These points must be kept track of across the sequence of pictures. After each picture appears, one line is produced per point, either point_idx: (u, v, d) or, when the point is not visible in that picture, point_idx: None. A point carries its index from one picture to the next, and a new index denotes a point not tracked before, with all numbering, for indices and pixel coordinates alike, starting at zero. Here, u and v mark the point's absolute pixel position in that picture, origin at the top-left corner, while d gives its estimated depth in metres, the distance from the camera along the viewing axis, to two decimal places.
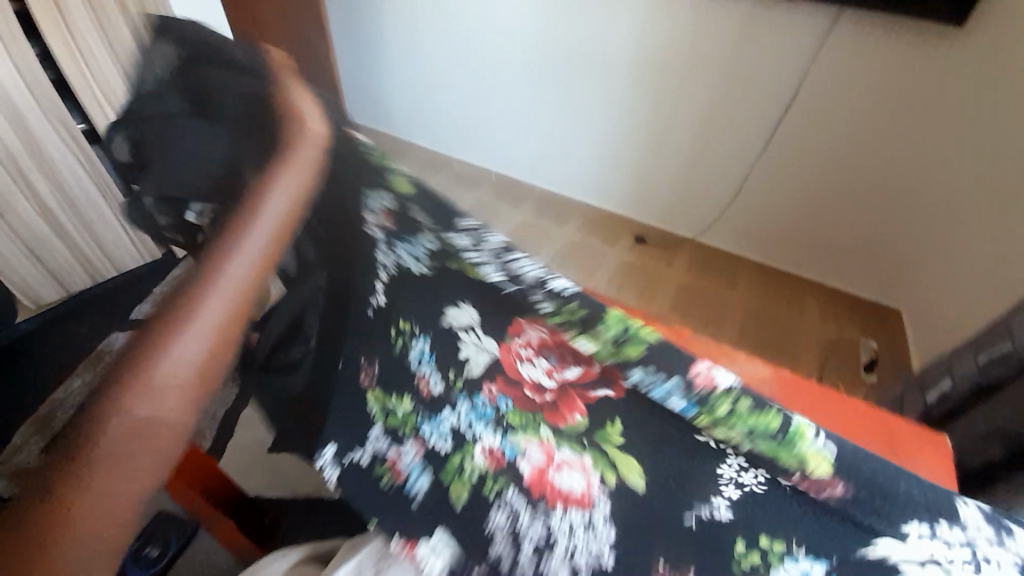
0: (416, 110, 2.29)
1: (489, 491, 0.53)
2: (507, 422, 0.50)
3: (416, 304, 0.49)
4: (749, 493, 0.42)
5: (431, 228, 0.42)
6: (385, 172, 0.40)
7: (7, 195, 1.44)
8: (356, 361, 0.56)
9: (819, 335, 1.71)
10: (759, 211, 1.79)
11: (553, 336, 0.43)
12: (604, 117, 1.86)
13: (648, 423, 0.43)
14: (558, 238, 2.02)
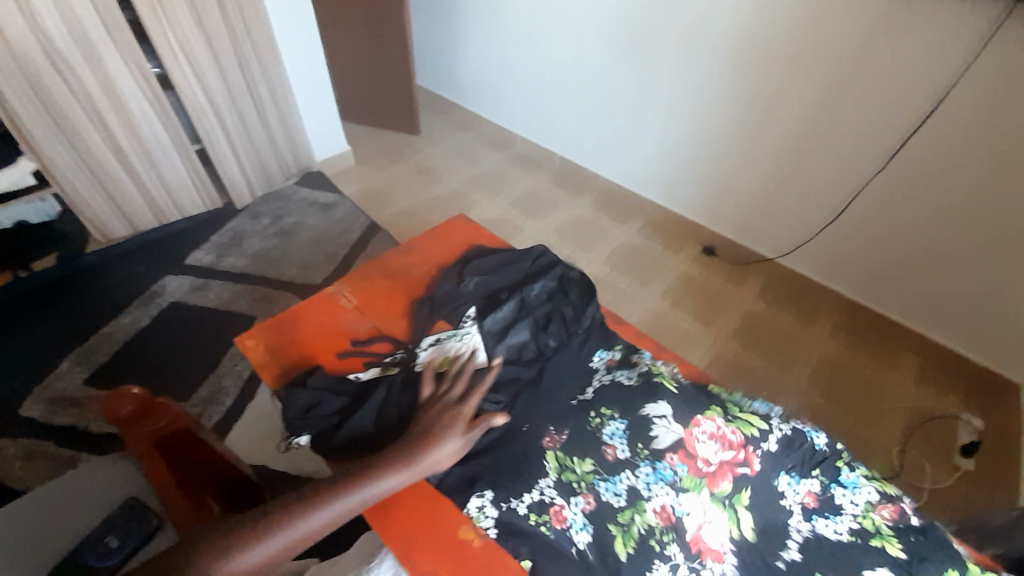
0: (487, 81, 2.18)
1: (658, 542, 0.65)
2: (683, 484, 0.68)
3: (613, 400, 0.74)
4: (800, 540, 0.69)
5: (649, 362, 0.82)
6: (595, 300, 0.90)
7: (83, 132, 1.49)
8: (542, 429, 0.73)
9: (908, 399, 1.43)
10: (858, 242, 1.49)
11: (717, 429, 0.71)
12: (687, 111, 1.62)
13: (761, 492, 0.70)
14: (613, 237, 1.84)
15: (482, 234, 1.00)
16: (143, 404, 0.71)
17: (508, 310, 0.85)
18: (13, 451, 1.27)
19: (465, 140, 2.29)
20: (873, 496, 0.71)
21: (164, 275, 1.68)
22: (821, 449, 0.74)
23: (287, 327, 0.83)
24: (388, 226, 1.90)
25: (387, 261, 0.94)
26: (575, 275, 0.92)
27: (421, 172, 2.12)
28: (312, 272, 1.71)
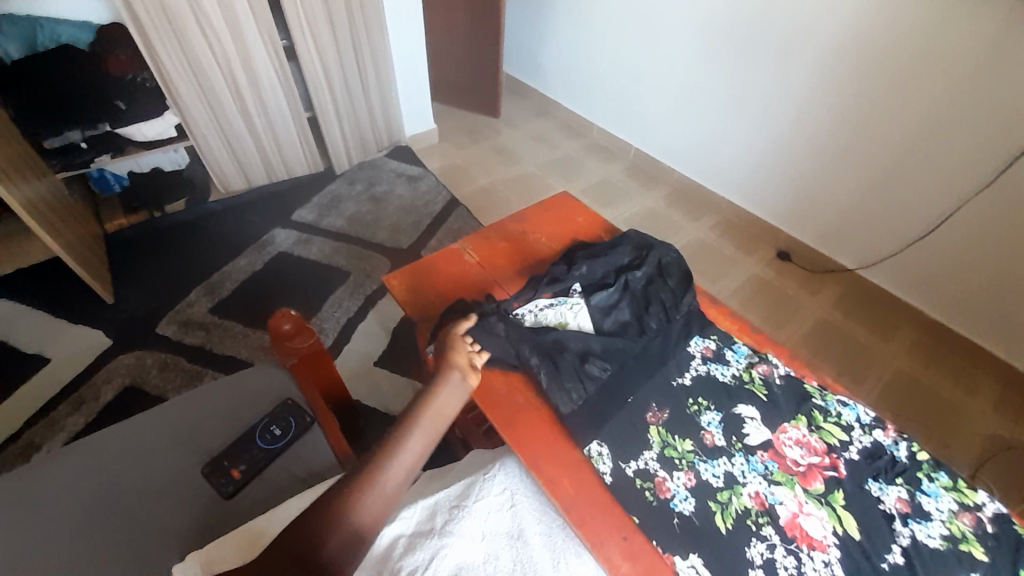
0: (574, 70, 2.22)
1: (754, 523, 0.64)
2: (774, 477, 0.68)
3: (708, 392, 0.77)
4: (905, 543, 0.62)
5: (741, 365, 0.81)
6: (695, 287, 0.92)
7: (218, 93, 1.61)
8: (646, 404, 0.76)
9: (987, 427, 1.38)
10: (951, 261, 1.43)
11: (802, 436, 0.72)
12: (786, 111, 1.58)
13: (855, 497, 0.66)
14: (685, 233, 1.87)
15: (585, 215, 1.07)
16: (297, 326, 0.76)
17: (614, 290, 0.88)
18: (151, 361, 1.44)
19: (544, 126, 2.37)
20: (954, 503, 0.65)
21: (273, 227, 1.85)
22: (902, 461, 0.69)
23: (422, 273, 0.95)
24: (468, 202, 1.99)
25: (507, 229, 1.04)
26: (678, 263, 0.93)
27: (500, 154, 2.20)
28: (399, 238, 1.84)
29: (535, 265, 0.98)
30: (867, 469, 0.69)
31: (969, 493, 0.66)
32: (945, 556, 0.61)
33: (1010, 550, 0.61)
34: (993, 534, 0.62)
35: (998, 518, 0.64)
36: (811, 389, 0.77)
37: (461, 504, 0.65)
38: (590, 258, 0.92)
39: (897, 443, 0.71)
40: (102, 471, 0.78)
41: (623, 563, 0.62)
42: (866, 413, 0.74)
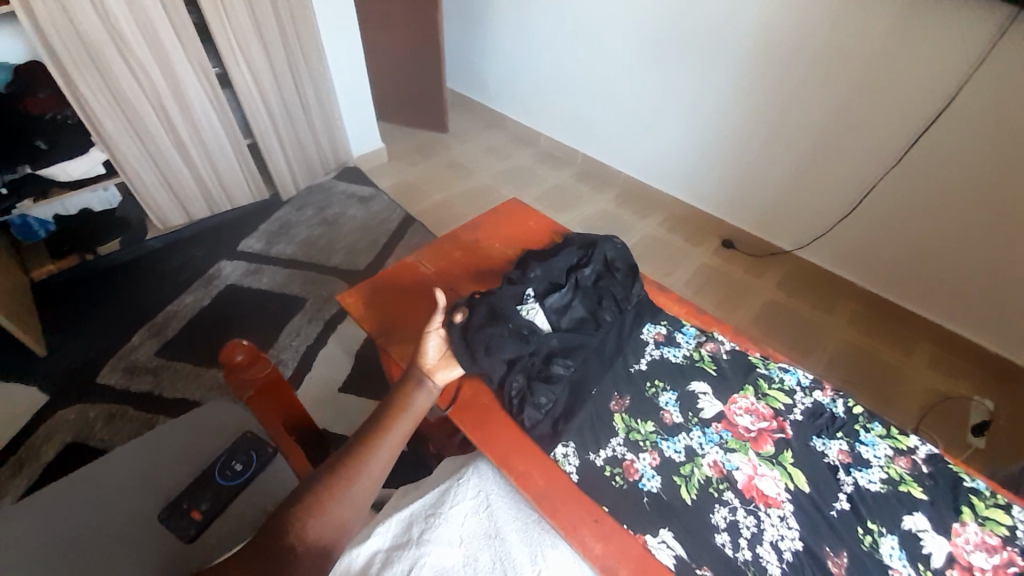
0: (515, 83, 2.29)
1: (715, 490, 0.68)
2: (729, 444, 0.72)
3: (664, 374, 0.81)
4: (849, 490, 0.68)
5: (691, 345, 0.85)
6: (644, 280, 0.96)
7: (149, 127, 1.55)
8: (609, 394, 0.79)
9: (922, 382, 1.51)
10: (873, 233, 1.57)
11: (751, 404, 0.76)
12: (714, 109, 1.70)
13: (803, 454, 0.71)
14: (636, 230, 1.94)
15: (533, 219, 1.10)
16: (252, 357, 0.75)
17: (566, 290, 0.90)
18: (95, 413, 1.34)
19: (492, 138, 2.41)
20: (890, 449, 0.71)
21: (220, 259, 1.78)
22: (841, 416, 0.75)
23: (378, 289, 0.95)
24: (423, 217, 1.99)
25: (461, 238, 1.05)
26: (624, 257, 0.97)
27: (452, 168, 2.22)
28: (356, 258, 1.81)
29: (490, 272, 0.99)
30: (813, 427, 0.74)
31: (902, 438, 0.73)
32: (884, 497, 0.67)
33: (942, 485, 0.68)
34: (926, 471, 0.69)
35: (928, 457, 0.70)
36: (755, 360, 0.83)
37: (437, 512, 0.65)
38: (541, 264, 0.93)
39: (835, 400, 0.77)
40: (48, 532, 0.72)
41: (598, 546, 0.64)
42: (806, 377, 0.80)
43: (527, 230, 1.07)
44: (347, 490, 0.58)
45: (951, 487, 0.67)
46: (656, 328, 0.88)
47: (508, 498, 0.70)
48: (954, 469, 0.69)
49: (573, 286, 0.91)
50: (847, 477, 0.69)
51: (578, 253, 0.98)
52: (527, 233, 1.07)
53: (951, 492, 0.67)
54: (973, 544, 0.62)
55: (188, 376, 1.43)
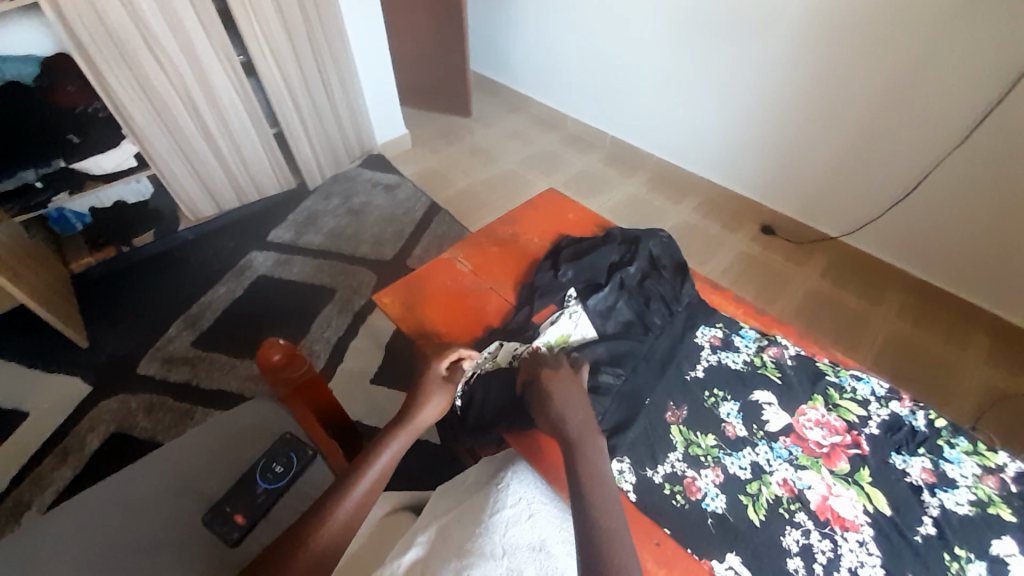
0: (541, 64, 2.20)
1: (786, 511, 0.63)
2: (799, 461, 0.67)
3: (723, 382, 0.76)
4: (935, 513, 0.62)
5: (751, 350, 0.80)
6: (692, 278, 0.90)
7: (177, 118, 1.54)
8: (665, 404, 0.74)
9: (980, 379, 1.40)
10: (932, 220, 1.45)
11: (821, 416, 0.71)
12: (757, 88, 1.59)
13: (880, 473, 0.66)
14: (670, 216, 1.86)
15: (573, 211, 1.04)
16: (289, 355, 0.75)
17: (608, 292, 0.86)
18: (136, 404, 1.37)
19: (517, 122, 2.34)
20: (977, 467, 0.66)
21: (249, 251, 1.78)
22: (921, 430, 0.69)
23: (413, 288, 0.92)
24: (449, 206, 1.95)
25: (496, 232, 1.01)
26: (672, 252, 0.92)
27: (477, 154, 2.16)
28: (383, 249, 1.79)
29: (527, 270, 0.95)
30: (893, 444, 0.68)
31: (990, 455, 0.67)
32: (971, 519, 0.61)
33: None
34: (1020, 492, 0.63)
35: (1019, 476, 0.64)
36: (823, 367, 0.77)
37: (479, 522, 0.63)
38: (574, 262, 0.90)
39: (914, 412, 0.71)
40: (101, 527, 0.73)
41: (661, 571, 0.60)
42: (880, 386, 0.74)
43: (565, 224, 1.02)
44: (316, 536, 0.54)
45: None
46: (712, 332, 0.82)
47: (553, 510, 0.67)
48: None
49: (614, 286, 0.87)
50: (930, 499, 0.64)
51: (620, 250, 0.92)
52: (566, 227, 1.02)
53: None
54: None
55: (222, 368, 1.45)
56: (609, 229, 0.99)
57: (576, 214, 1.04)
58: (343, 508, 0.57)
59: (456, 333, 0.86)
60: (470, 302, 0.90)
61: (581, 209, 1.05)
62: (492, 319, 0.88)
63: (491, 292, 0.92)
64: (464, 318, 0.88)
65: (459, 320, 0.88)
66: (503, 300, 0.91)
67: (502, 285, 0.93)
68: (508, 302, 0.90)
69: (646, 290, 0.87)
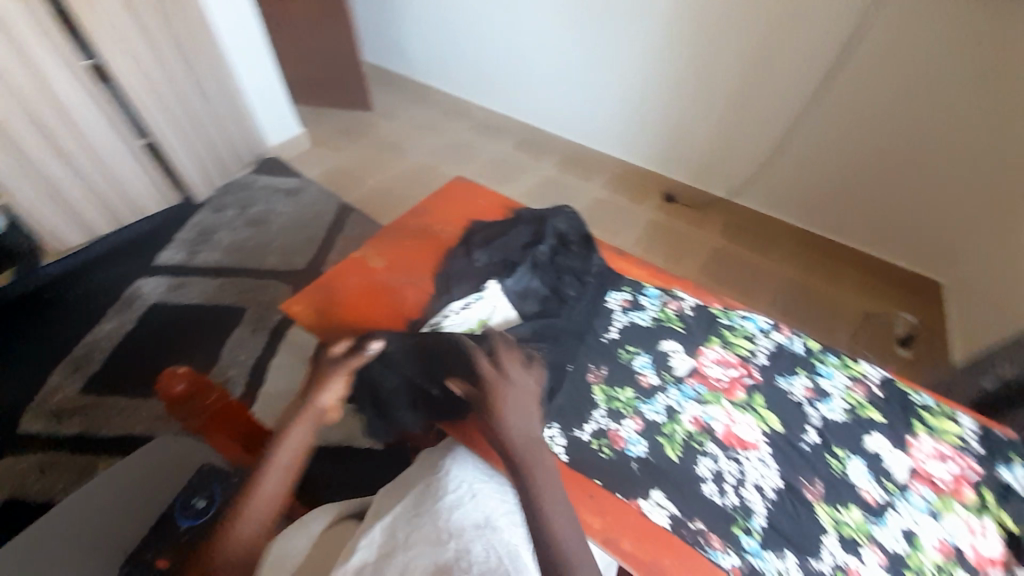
0: (437, 53, 2.17)
1: (698, 443, 0.70)
2: (705, 398, 0.74)
3: (635, 339, 0.81)
4: (817, 423, 0.73)
5: (656, 307, 0.86)
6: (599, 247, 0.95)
7: (13, 132, 1.32)
8: (585, 367, 0.78)
9: (852, 307, 1.62)
10: (799, 172, 1.65)
11: (718, 355, 0.79)
12: (641, 63, 1.69)
13: (772, 397, 0.75)
14: (582, 195, 1.93)
15: (480, 197, 1.05)
16: (191, 386, 0.76)
17: (523, 271, 0.89)
18: (22, 468, 1.19)
19: (420, 112, 2.28)
20: (846, 379, 0.77)
21: (136, 278, 1.59)
22: (800, 354, 0.80)
23: (325, 293, 0.88)
24: (360, 204, 1.87)
25: (404, 224, 1.00)
26: (577, 225, 0.96)
27: (384, 148, 2.09)
28: (293, 257, 1.68)
29: (443, 259, 0.94)
30: (781, 372, 0.78)
31: (855, 367, 0.79)
32: (848, 423, 0.73)
33: (896, 401, 0.75)
34: (879, 393, 0.76)
35: (878, 382, 0.77)
36: (718, 313, 0.85)
37: (422, 513, 0.62)
38: (487, 246, 0.93)
39: (793, 339, 0.81)
40: None
41: (597, 521, 0.65)
42: (764, 321, 0.84)
43: (475, 211, 1.03)
44: (220, 554, 0.58)
45: (902, 403, 0.75)
46: (623, 296, 0.87)
47: (493, 485, 0.68)
48: (895, 388, 0.76)
49: (526, 265, 0.90)
50: (813, 412, 0.74)
51: (528, 230, 0.96)
52: (476, 213, 1.02)
53: (904, 410, 0.74)
54: (927, 455, 0.70)
55: (123, 411, 1.29)
56: (518, 210, 1.01)
57: (485, 199, 1.05)
58: (246, 521, 0.60)
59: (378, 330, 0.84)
60: (388, 298, 0.88)
61: (488, 193, 1.06)
62: (413, 312, 0.86)
63: (409, 285, 0.90)
64: (383, 316, 0.86)
65: (378, 318, 0.85)
66: (421, 292, 0.89)
67: (419, 277, 0.91)
68: (427, 292, 0.89)
69: (558, 264, 0.90)
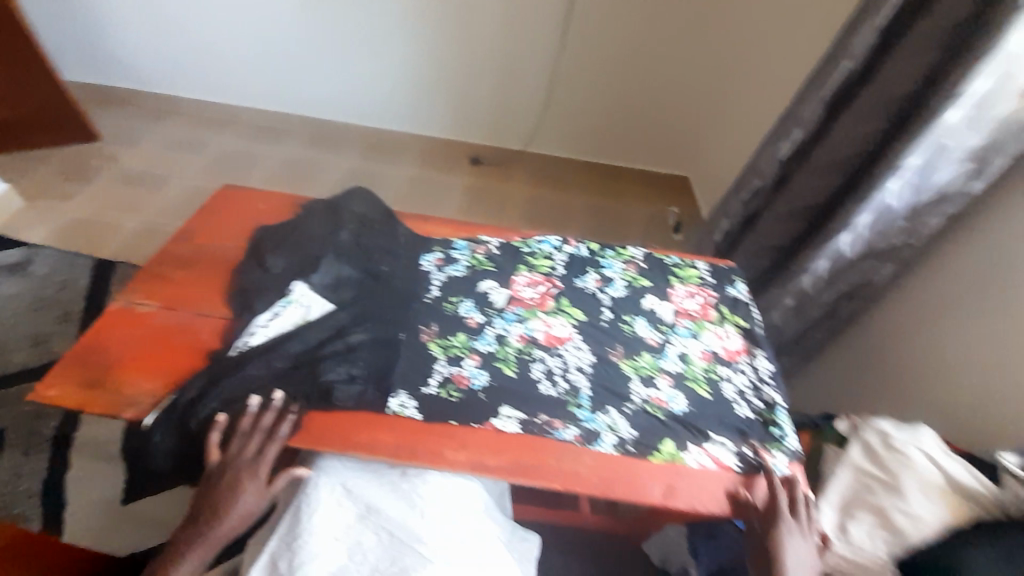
0: (173, 59, 1.88)
1: (527, 354, 0.75)
2: (524, 316, 0.79)
3: (455, 289, 0.82)
4: (609, 303, 0.82)
5: (467, 256, 0.88)
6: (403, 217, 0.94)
7: None
8: (416, 329, 0.76)
9: (640, 212, 1.91)
10: (567, 109, 1.91)
11: (527, 278, 0.85)
12: (403, 36, 1.78)
13: (574, 296, 0.83)
14: (389, 176, 1.87)
15: (261, 203, 0.96)
16: None
17: (328, 260, 0.82)
18: None
19: (171, 130, 1.92)
20: (621, 263, 0.89)
21: None
22: (585, 255, 0.89)
23: (86, 361, 0.71)
24: (125, 254, 1.52)
25: (175, 255, 0.86)
26: (374, 202, 0.94)
27: (136, 182, 1.73)
28: (48, 344, 1.31)
29: (234, 277, 0.83)
30: (575, 273, 0.87)
31: (625, 251, 0.91)
32: (630, 294, 0.84)
33: (657, 266, 0.89)
34: (645, 264, 0.89)
35: (641, 256, 0.90)
36: (517, 244, 0.91)
37: (297, 535, 0.61)
38: (280, 248, 0.84)
39: (577, 245, 0.91)
40: None
41: (460, 453, 0.65)
42: (555, 238, 0.92)
43: (260, 218, 0.93)
44: None
45: (660, 266, 0.89)
46: (435, 255, 0.88)
47: (359, 471, 0.66)
48: (654, 257, 0.91)
49: (329, 253, 0.84)
50: (603, 296, 0.83)
51: (323, 219, 0.89)
52: (262, 220, 0.93)
53: (664, 271, 0.88)
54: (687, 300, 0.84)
55: None
56: (309, 204, 0.95)
57: (268, 203, 0.96)
58: None
59: (171, 376, 0.71)
60: (174, 337, 0.75)
61: (271, 198, 0.97)
62: (211, 342, 0.75)
63: (200, 317, 0.78)
64: (175, 359, 0.73)
65: (167, 363, 0.72)
66: (217, 319, 0.78)
67: (210, 305, 0.79)
68: (224, 317, 0.78)
69: (364, 242, 0.86)
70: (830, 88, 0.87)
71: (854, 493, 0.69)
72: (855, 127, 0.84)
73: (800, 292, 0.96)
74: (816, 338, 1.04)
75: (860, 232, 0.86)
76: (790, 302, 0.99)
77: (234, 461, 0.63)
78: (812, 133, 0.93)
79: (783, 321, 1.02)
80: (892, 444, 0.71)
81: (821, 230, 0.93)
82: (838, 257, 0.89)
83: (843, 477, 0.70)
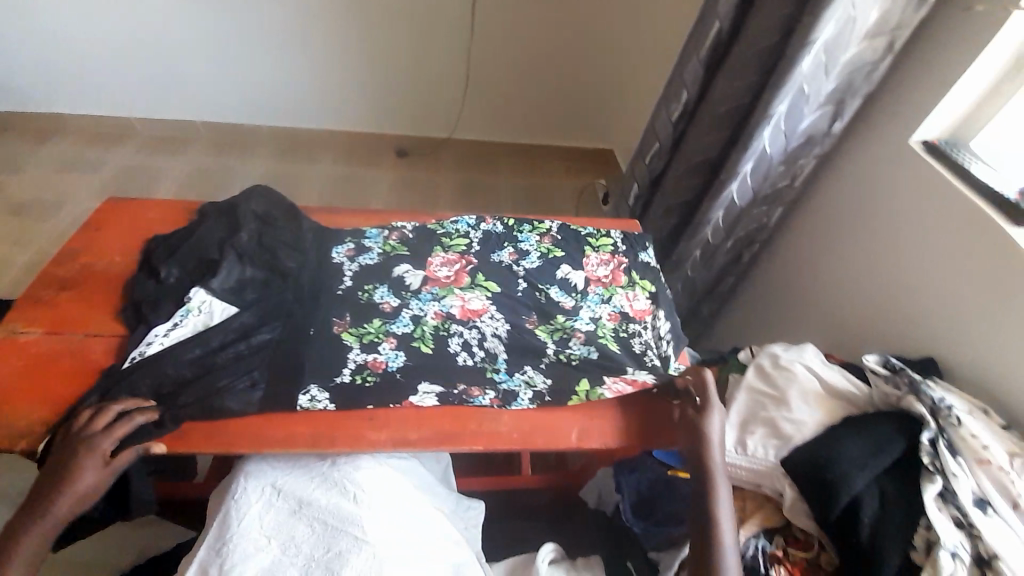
0: (45, 72, 1.70)
1: (444, 330, 0.76)
2: (440, 295, 0.80)
3: (368, 277, 0.82)
4: (523, 272, 0.85)
5: (380, 243, 0.88)
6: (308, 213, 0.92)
7: None
8: (330, 322, 0.76)
9: (568, 187, 1.96)
10: (484, 92, 1.90)
11: (442, 258, 0.86)
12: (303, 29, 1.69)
13: (489, 269, 0.85)
14: (310, 177, 1.81)
15: (152, 214, 0.90)
16: None
17: (229, 263, 0.79)
18: None
19: (56, 151, 1.75)
20: (537, 235, 0.90)
21: None
22: (499, 229, 0.91)
23: None
24: (17, 290, 1.39)
25: (57, 278, 0.80)
26: (276, 199, 0.90)
27: (20, 211, 1.57)
28: None
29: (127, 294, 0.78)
30: (489, 247, 0.88)
31: (541, 223, 0.93)
32: (542, 260, 0.87)
33: (569, 231, 0.92)
34: (558, 231, 0.92)
35: (553, 223, 0.93)
36: (432, 226, 0.91)
37: (224, 539, 0.60)
38: (174, 256, 0.80)
39: (493, 221, 0.92)
40: None
41: (382, 434, 0.67)
42: (469, 218, 0.92)
43: (154, 230, 0.88)
44: None
45: (571, 229, 0.92)
46: (347, 246, 0.86)
47: (287, 466, 0.67)
48: (567, 223, 0.94)
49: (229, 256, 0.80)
50: (517, 266, 0.86)
51: (221, 223, 0.86)
52: (156, 232, 0.88)
53: (576, 234, 0.91)
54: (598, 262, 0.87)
55: None
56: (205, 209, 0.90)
57: (161, 213, 0.90)
58: None
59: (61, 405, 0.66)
60: (62, 363, 0.70)
61: (164, 207, 0.91)
62: (104, 364, 0.71)
63: (89, 339, 0.73)
64: (64, 385, 0.68)
65: (56, 392, 0.67)
66: (109, 339, 0.73)
67: (98, 326, 0.75)
68: (117, 336, 0.74)
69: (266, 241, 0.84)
70: (706, 48, 0.94)
71: (750, 410, 0.77)
72: (732, 81, 0.91)
73: (705, 243, 1.03)
74: (725, 282, 1.13)
75: (746, 179, 0.93)
76: (697, 253, 1.06)
77: (74, 434, 0.62)
78: (698, 92, 0.99)
79: (694, 271, 1.09)
80: (779, 363, 0.80)
81: (715, 181, 0.99)
82: (731, 205, 0.97)
83: (741, 398, 0.78)
